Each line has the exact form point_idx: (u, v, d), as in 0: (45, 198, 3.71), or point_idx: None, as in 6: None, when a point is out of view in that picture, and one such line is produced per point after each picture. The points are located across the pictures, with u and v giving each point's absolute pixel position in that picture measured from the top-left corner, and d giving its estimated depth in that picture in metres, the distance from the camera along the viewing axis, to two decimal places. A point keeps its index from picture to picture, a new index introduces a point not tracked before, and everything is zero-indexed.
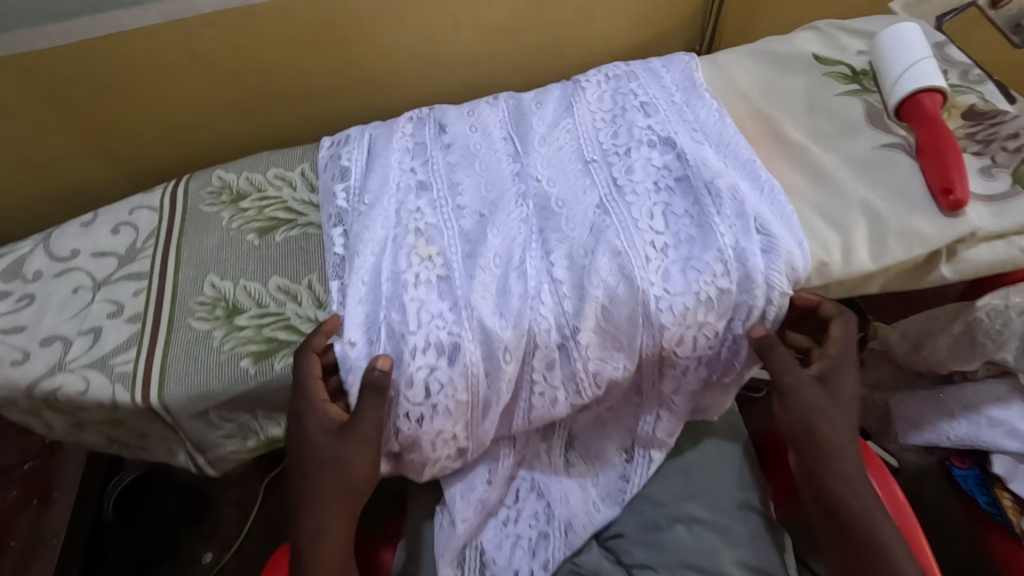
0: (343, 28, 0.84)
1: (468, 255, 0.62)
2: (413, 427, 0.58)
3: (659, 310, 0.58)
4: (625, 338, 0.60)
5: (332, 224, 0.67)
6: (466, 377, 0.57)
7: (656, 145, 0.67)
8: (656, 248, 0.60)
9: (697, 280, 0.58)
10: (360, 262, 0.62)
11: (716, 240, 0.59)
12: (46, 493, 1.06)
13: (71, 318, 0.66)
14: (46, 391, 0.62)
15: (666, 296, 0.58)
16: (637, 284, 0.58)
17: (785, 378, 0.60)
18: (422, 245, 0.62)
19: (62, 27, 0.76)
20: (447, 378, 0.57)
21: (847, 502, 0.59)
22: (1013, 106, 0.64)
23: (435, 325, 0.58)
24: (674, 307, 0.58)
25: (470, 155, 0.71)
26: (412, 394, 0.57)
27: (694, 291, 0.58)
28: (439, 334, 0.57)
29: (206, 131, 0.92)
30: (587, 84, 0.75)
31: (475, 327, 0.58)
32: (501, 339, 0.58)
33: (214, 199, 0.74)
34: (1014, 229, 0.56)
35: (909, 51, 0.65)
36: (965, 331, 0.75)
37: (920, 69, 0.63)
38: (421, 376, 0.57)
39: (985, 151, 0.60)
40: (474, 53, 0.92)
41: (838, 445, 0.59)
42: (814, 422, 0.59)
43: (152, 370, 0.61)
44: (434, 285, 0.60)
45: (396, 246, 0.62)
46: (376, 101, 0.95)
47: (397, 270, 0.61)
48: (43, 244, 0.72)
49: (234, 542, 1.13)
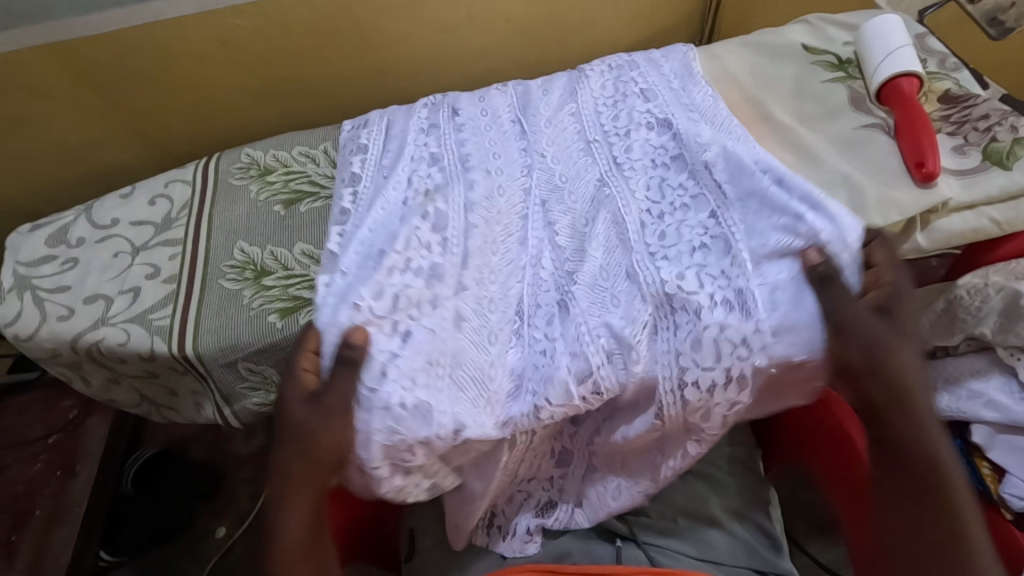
0: (363, 20, 0.90)
1: (469, 219, 0.67)
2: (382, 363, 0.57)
3: (654, 258, 0.63)
4: (619, 291, 0.62)
5: (344, 187, 0.72)
6: (446, 310, 0.61)
7: (654, 126, 0.72)
8: (647, 214, 0.66)
9: (694, 234, 0.63)
10: (372, 220, 0.67)
11: (710, 203, 0.65)
12: (69, 465, 1.08)
13: (112, 279, 0.72)
14: (89, 343, 0.68)
15: (665, 251, 0.63)
16: (631, 244, 0.64)
17: (840, 311, 0.57)
18: (429, 205, 0.68)
19: (106, 16, 0.82)
20: (417, 293, 0.61)
21: (918, 448, 0.54)
22: (987, 92, 0.69)
23: (428, 258, 0.64)
24: (670, 254, 0.63)
25: (480, 134, 0.77)
26: (378, 304, 0.60)
27: (687, 241, 0.63)
28: (425, 261, 0.64)
29: (234, 115, 0.98)
30: (590, 73, 0.80)
31: (450, 290, 0.62)
32: (490, 292, 0.64)
33: (243, 173, 0.80)
34: (982, 200, 0.61)
35: (889, 41, 0.70)
36: (947, 308, 0.76)
37: (900, 57, 0.69)
38: (392, 289, 0.61)
39: (958, 132, 0.65)
40: (485, 44, 0.98)
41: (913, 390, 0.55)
42: (889, 363, 0.55)
43: (187, 325, 0.67)
44: (439, 244, 0.65)
45: (405, 209, 0.68)
46: (393, 89, 1.01)
47: (404, 221, 0.66)
48: (85, 213, 0.78)
49: (246, 517, 1.13)
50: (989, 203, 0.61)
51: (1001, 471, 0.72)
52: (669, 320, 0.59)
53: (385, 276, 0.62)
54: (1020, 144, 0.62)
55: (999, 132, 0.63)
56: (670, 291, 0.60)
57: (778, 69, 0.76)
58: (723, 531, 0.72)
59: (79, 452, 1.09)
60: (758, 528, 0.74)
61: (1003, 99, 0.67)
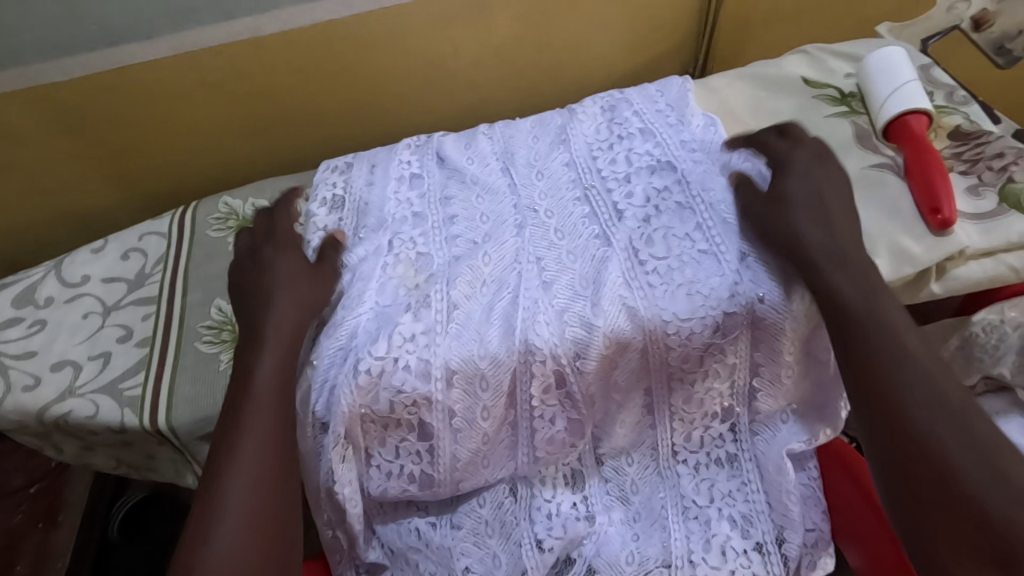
0: (346, 57, 0.87)
1: (446, 283, 0.64)
2: (379, 430, 0.61)
3: (667, 335, 0.61)
4: (633, 372, 0.63)
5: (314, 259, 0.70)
6: (444, 415, 0.60)
7: (657, 170, 0.69)
8: (651, 270, 0.63)
9: (701, 305, 0.60)
10: (347, 291, 0.65)
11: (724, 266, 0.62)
12: (51, 517, 1.00)
13: (81, 343, 0.68)
14: (56, 416, 0.64)
15: (675, 321, 0.60)
16: (637, 316, 0.61)
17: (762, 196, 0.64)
18: (411, 275, 0.66)
19: (77, 60, 0.79)
20: (408, 386, 0.59)
21: (906, 363, 0.52)
22: (998, 126, 0.66)
23: (406, 348, 0.60)
24: (684, 331, 0.60)
25: (468, 185, 0.73)
26: (378, 408, 0.60)
27: (700, 314, 0.60)
28: (410, 357, 0.60)
29: (214, 155, 0.95)
30: (583, 116, 0.77)
31: (426, 398, 0.60)
32: (479, 367, 0.60)
33: (221, 224, 0.76)
34: (1000, 246, 0.58)
35: (894, 75, 0.67)
36: (962, 346, 0.74)
37: (908, 93, 0.65)
38: (387, 395, 0.59)
39: (972, 171, 0.62)
40: (473, 77, 0.95)
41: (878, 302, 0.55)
42: (836, 278, 0.56)
43: (160, 395, 0.63)
44: (414, 311, 0.62)
45: (385, 275, 0.65)
46: (381, 125, 0.97)
47: (383, 305, 0.63)
48: (55, 271, 0.74)
49: None
50: (1008, 250, 0.58)
51: None
52: (666, 385, 0.64)
53: (370, 382, 0.59)
54: None
55: (1017, 171, 0.60)
56: (675, 383, 0.64)
57: (778, 103, 0.73)
58: None
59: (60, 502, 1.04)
60: None
61: (1018, 135, 0.64)
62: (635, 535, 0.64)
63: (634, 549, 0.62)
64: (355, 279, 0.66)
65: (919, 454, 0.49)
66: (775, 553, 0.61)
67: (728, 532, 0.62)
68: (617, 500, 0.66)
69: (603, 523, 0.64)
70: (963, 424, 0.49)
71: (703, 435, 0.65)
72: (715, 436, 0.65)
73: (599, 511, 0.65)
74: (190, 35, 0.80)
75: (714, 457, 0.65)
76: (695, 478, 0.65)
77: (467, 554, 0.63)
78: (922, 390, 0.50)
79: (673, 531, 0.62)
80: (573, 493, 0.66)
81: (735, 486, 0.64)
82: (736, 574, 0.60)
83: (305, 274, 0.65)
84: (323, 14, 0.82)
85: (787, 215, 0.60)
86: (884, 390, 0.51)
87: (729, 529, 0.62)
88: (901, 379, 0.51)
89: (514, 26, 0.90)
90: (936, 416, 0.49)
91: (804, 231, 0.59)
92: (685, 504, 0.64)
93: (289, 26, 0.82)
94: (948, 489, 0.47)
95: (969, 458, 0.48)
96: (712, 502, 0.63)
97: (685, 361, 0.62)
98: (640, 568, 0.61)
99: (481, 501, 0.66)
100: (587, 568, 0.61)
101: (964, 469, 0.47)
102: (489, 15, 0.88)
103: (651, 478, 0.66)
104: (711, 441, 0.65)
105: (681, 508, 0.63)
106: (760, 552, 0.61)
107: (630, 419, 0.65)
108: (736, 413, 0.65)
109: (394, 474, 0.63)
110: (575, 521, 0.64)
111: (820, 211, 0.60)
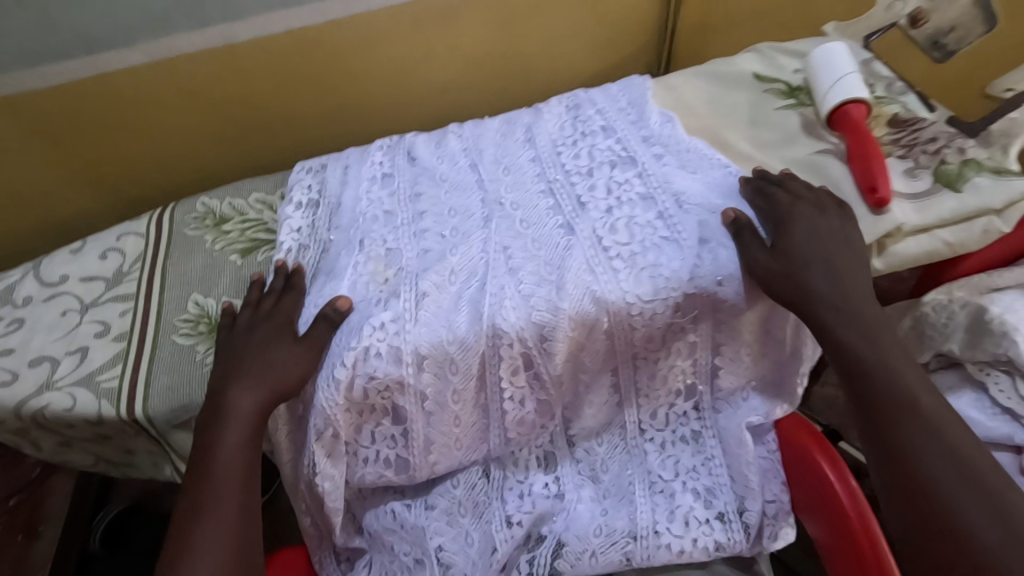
0: (320, 62, 0.90)
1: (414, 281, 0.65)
2: (354, 417, 0.62)
3: (632, 316, 0.62)
4: (600, 355, 0.65)
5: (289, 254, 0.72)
6: (416, 400, 0.62)
7: (618, 165, 0.72)
8: (615, 256, 0.64)
9: (664, 287, 0.62)
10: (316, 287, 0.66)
11: (687, 249, 0.63)
12: (32, 527, 1.01)
13: (59, 339, 0.69)
14: (34, 410, 0.65)
15: (639, 303, 0.62)
16: (602, 298, 0.62)
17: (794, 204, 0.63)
18: (382, 269, 0.67)
19: (55, 68, 0.81)
20: (381, 370, 0.60)
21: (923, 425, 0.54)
22: (934, 113, 0.70)
23: (377, 337, 0.61)
24: (647, 312, 0.62)
25: (437, 182, 0.76)
26: (354, 395, 0.60)
27: (663, 297, 0.62)
28: (382, 345, 0.61)
29: (192, 160, 0.97)
30: (548, 115, 0.80)
31: (395, 384, 0.61)
32: (449, 351, 0.62)
33: (198, 223, 0.78)
34: (934, 223, 0.61)
35: (836, 68, 0.71)
36: (913, 326, 0.80)
37: (846, 84, 0.69)
38: (360, 383, 0.60)
39: (908, 155, 0.65)
40: (444, 82, 0.98)
41: (890, 365, 0.56)
42: (847, 339, 0.56)
43: (137, 386, 0.64)
44: (385, 300, 0.64)
45: (357, 272, 0.66)
46: (356, 128, 1.00)
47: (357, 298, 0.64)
48: (33, 271, 0.75)
49: None
50: (944, 226, 0.62)
51: None
52: (631, 367, 0.66)
53: (347, 373, 0.60)
54: (968, 165, 0.63)
55: (948, 154, 0.64)
56: (640, 362, 0.66)
57: (732, 97, 0.77)
58: (707, 570, 0.65)
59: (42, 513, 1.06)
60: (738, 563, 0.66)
61: (951, 120, 0.68)
62: (603, 510, 0.66)
63: (602, 523, 0.64)
64: (328, 276, 0.67)
65: (936, 515, 0.51)
66: (736, 521, 0.63)
67: (691, 503, 0.64)
68: (588, 480, 0.68)
69: (573, 500, 0.66)
70: (979, 486, 0.51)
71: (668, 413, 0.68)
72: (679, 414, 0.68)
73: (568, 488, 0.67)
74: (165, 42, 0.82)
75: (679, 435, 0.68)
76: (661, 455, 0.67)
77: (439, 533, 0.64)
78: (936, 453, 0.53)
79: (639, 504, 0.64)
80: (545, 473, 0.68)
81: (699, 462, 0.66)
82: (698, 541, 0.62)
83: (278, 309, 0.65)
84: (296, 21, 0.85)
85: (793, 277, 0.59)
86: (898, 455, 0.54)
87: (693, 500, 0.64)
88: (916, 445, 0.53)
89: (482, 30, 0.93)
90: (950, 477, 0.52)
91: (812, 284, 0.58)
92: (652, 479, 0.66)
93: (264, 34, 0.85)
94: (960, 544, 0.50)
95: (981, 516, 0.50)
96: (677, 476, 0.66)
97: (650, 340, 0.64)
98: (607, 540, 0.63)
99: (455, 483, 0.67)
100: (556, 543, 0.64)
101: (977, 528, 0.50)
102: (458, 21, 0.91)
103: (619, 457, 0.68)
104: (676, 419, 0.68)
105: (648, 484, 0.66)
106: (722, 521, 0.63)
107: (599, 401, 0.67)
108: (699, 391, 0.68)
109: (369, 461, 0.64)
110: (545, 498, 0.66)
111: (828, 255, 0.59)
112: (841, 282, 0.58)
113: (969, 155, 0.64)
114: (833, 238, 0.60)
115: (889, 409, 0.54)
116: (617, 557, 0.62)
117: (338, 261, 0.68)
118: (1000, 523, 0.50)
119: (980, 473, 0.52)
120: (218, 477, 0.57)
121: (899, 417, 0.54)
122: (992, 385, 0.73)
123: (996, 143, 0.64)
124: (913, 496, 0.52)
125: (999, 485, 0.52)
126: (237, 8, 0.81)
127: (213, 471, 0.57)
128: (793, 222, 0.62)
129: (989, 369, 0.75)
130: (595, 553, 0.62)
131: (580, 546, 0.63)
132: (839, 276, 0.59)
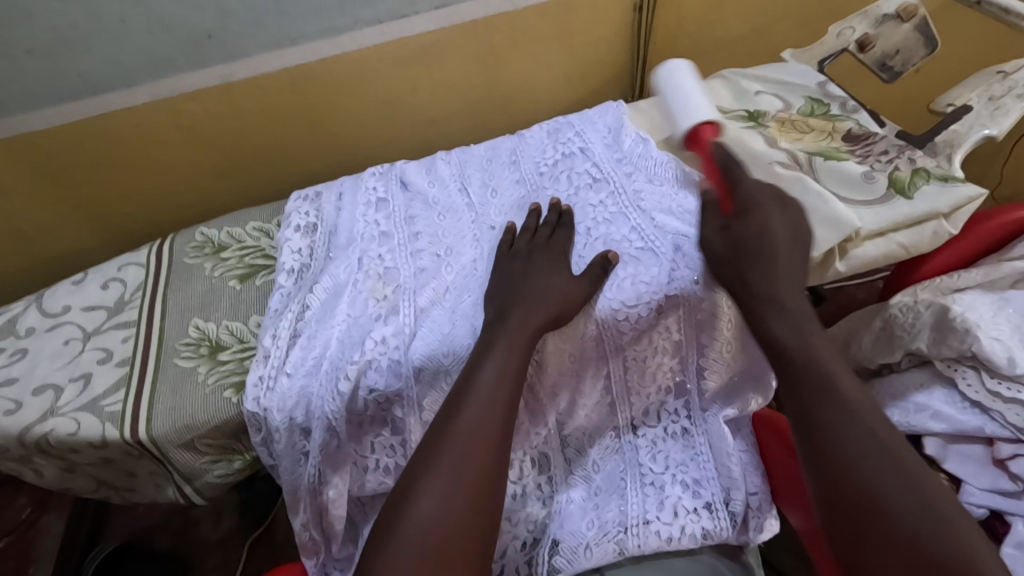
0: (313, 98, 0.95)
1: (413, 294, 0.69)
2: (360, 434, 0.67)
3: (618, 321, 0.66)
4: (592, 361, 0.68)
5: (291, 275, 0.75)
6: (419, 413, 0.65)
7: (595, 184, 0.76)
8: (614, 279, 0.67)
9: (645, 291, 0.66)
10: (313, 305, 0.70)
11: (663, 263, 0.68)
12: (22, 570, 1.06)
13: (62, 367, 0.71)
14: (36, 437, 0.66)
15: (623, 308, 0.66)
16: (592, 310, 0.67)
17: (748, 196, 0.67)
18: (379, 286, 0.71)
19: (59, 109, 0.84)
20: (379, 381, 0.64)
21: (845, 418, 0.55)
22: (883, 128, 0.77)
23: (378, 351, 0.65)
24: (632, 317, 0.66)
25: (430, 206, 0.80)
26: (355, 405, 0.64)
27: (645, 301, 0.66)
28: (382, 357, 0.64)
29: (190, 196, 1.01)
30: (532, 139, 0.85)
31: (385, 395, 0.65)
32: (443, 363, 0.64)
33: (197, 251, 0.81)
34: (888, 227, 0.67)
35: (684, 82, 0.69)
36: (885, 327, 0.85)
37: (696, 107, 0.67)
38: (361, 392, 0.64)
39: (865, 161, 0.72)
40: (432, 114, 1.04)
41: (812, 354, 0.59)
42: (779, 330, 0.61)
43: (140, 408, 0.66)
44: (382, 315, 0.68)
45: (355, 290, 0.70)
46: (348, 159, 1.06)
47: (358, 314, 0.68)
48: (36, 302, 0.77)
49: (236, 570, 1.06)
50: (898, 229, 0.68)
51: (958, 481, 0.74)
52: (622, 368, 0.68)
53: (350, 386, 0.63)
54: (917, 174, 0.70)
55: (899, 163, 0.71)
56: (629, 362, 0.68)
57: None
58: (691, 557, 0.66)
59: (32, 553, 1.08)
60: (728, 553, 0.69)
61: (899, 135, 0.75)
62: (595, 505, 0.67)
63: (594, 517, 0.65)
64: (332, 295, 0.71)
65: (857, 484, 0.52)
66: (722, 510, 0.65)
67: (679, 493, 0.66)
68: (580, 481, 0.70)
69: (564, 500, 0.68)
70: (907, 475, 0.52)
71: (659, 410, 0.70)
72: (671, 411, 0.70)
73: (559, 490, 0.69)
74: (167, 82, 0.86)
75: (670, 431, 0.69)
76: (651, 449, 0.69)
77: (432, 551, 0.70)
78: (858, 436, 0.54)
79: (630, 497, 0.65)
80: (539, 474, 0.69)
81: (688, 457, 0.68)
82: (687, 529, 0.64)
83: (552, 246, 0.70)
84: (291, 60, 0.89)
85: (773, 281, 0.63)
86: (817, 423, 0.56)
87: (680, 491, 0.66)
88: (834, 426, 0.55)
89: (466, 65, 0.99)
90: (870, 459, 0.53)
91: (749, 277, 0.63)
92: (643, 472, 0.67)
93: (259, 72, 0.89)
94: (890, 524, 0.50)
95: (897, 486, 0.52)
96: (667, 469, 0.67)
97: (636, 341, 0.68)
98: (600, 532, 0.64)
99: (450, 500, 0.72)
100: (552, 541, 0.65)
101: (902, 506, 0.51)
102: (443, 57, 0.96)
103: (611, 457, 0.69)
104: (668, 415, 0.70)
105: (639, 477, 0.67)
106: (710, 510, 0.65)
107: (591, 402, 0.69)
108: (688, 389, 0.70)
109: (369, 469, 0.67)
110: (537, 499, 0.68)
111: (762, 257, 0.64)
112: (772, 274, 0.63)
113: (919, 165, 0.71)
114: (782, 234, 0.65)
115: (810, 381, 0.58)
116: (611, 548, 0.63)
117: (339, 281, 0.72)
118: (917, 494, 0.51)
119: (903, 458, 0.53)
120: (494, 385, 0.59)
121: (818, 407, 0.56)
122: (960, 379, 0.75)
123: (942, 154, 0.71)
124: (852, 499, 0.52)
125: (926, 480, 0.52)
126: (235, 49, 0.85)
127: (477, 389, 0.59)
128: (751, 208, 0.66)
129: (955, 365, 0.76)
130: (589, 545, 0.63)
131: (574, 541, 0.64)
132: (777, 271, 0.63)
